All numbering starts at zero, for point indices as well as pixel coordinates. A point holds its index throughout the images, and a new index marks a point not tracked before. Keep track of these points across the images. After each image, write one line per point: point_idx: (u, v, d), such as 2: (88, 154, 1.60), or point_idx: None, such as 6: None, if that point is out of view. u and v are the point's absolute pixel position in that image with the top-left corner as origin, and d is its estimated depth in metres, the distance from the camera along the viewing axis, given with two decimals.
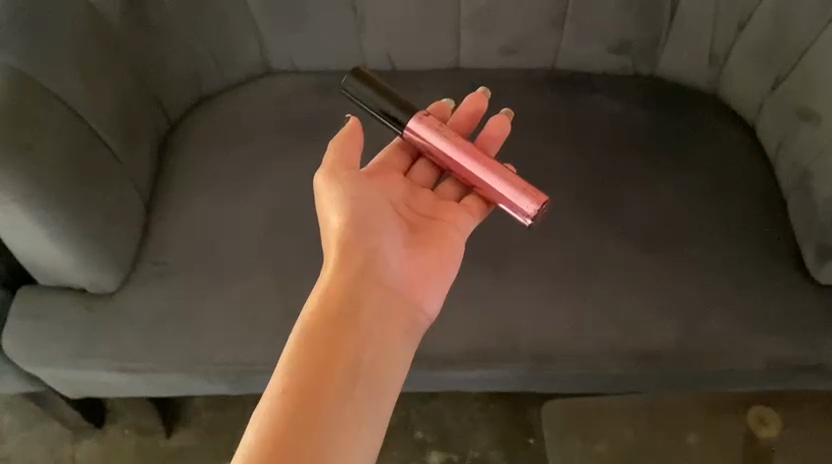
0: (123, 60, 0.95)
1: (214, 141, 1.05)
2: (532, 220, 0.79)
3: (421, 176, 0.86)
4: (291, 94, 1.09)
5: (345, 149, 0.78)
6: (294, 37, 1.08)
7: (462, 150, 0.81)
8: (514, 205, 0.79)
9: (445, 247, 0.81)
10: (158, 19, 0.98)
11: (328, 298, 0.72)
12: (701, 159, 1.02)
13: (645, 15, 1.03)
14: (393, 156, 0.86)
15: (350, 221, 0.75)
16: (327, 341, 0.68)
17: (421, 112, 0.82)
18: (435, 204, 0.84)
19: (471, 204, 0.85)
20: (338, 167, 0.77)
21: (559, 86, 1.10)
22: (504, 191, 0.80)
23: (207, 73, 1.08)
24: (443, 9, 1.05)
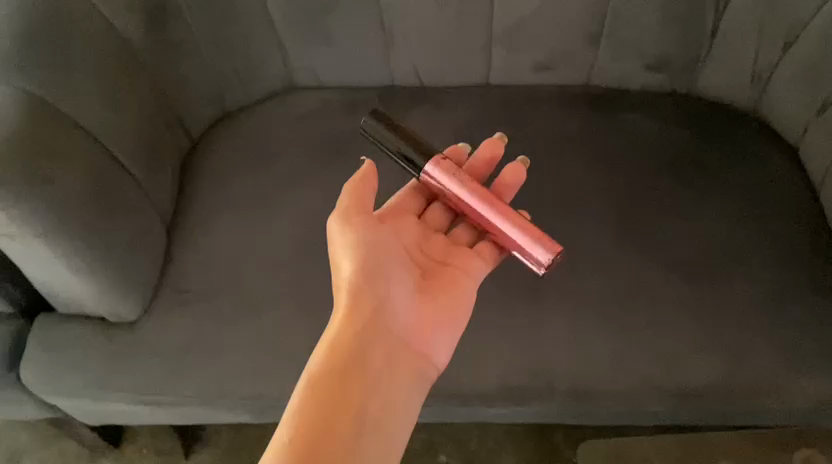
0: (147, 80, 0.91)
1: (236, 161, 1.01)
2: (545, 269, 0.78)
3: (435, 220, 0.87)
4: (316, 112, 1.06)
5: (360, 194, 0.76)
6: (320, 53, 1.04)
7: (478, 196, 0.79)
8: (528, 253, 0.78)
9: (455, 297, 0.81)
10: (180, 36, 0.95)
11: (338, 347, 0.72)
12: (741, 184, 0.98)
13: (687, 32, 0.99)
14: (407, 200, 0.86)
15: (363, 268, 0.75)
16: (338, 391, 0.68)
17: (439, 156, 0.81)
18: (447, 249, 0.84)
19: (484, 250, 0.84)
20: (352, 212, 0.76)
21: (594, 104, 1.06)
22: (516, 239, 0.78)
23: (230, 90, 1.04)
24: (475, 24, 1.00)
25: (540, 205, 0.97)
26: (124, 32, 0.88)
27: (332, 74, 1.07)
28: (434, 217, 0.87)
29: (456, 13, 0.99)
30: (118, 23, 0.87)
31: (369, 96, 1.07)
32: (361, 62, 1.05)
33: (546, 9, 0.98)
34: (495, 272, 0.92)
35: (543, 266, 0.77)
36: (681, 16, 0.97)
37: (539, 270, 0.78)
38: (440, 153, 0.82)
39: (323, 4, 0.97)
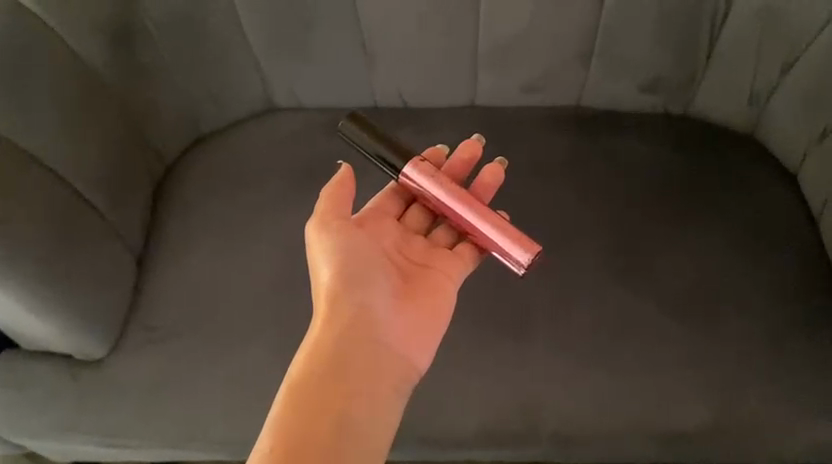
0: (114, 107, 0.87)
1: (211, 187, 0.97)
2: (525, 270, 0.76)
3: (415, 221, 0.82)
4: (295, 135, 1.01)
5: (337, 197, 0.75)
6: (299, 74, 0.99)
7: (456, 197, 0.77)
8: (507, 254, 0.75)
9: (439, 298, 0.78)
10: (150, 60, 0.90)
11: (316, 353, 0.71)
12: (734, 210, 0.94)
13: (682, 54, 0.94)
14: (385, 200, 0.81)
15: (340, 274, 0.73)
16: (315, 398, 0.68)
17: (416, 157, 0.78)
18: (428, 251, 0.80)
19: (465, 252, 0.81)
20: (329, 217, 0.74)
21: (584, 126, 1.02)
22: (495, 239, 0.76)
23: (205, 113, 1.00)
24: (461, 45, 0.96)
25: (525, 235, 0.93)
26: (87, 58, 0.84)
27: (312, 95, 1.02)
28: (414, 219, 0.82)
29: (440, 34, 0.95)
30: (80, 49, 0.83)
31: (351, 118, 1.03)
32: (342, 83, 1.01)
33: (533, 29, 0.93)
34: (478, 309, 0.89)
35: (522, 267, 0.75)
36: (675, 36, 0.93)
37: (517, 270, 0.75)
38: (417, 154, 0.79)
39: (301, 24, 0.93)
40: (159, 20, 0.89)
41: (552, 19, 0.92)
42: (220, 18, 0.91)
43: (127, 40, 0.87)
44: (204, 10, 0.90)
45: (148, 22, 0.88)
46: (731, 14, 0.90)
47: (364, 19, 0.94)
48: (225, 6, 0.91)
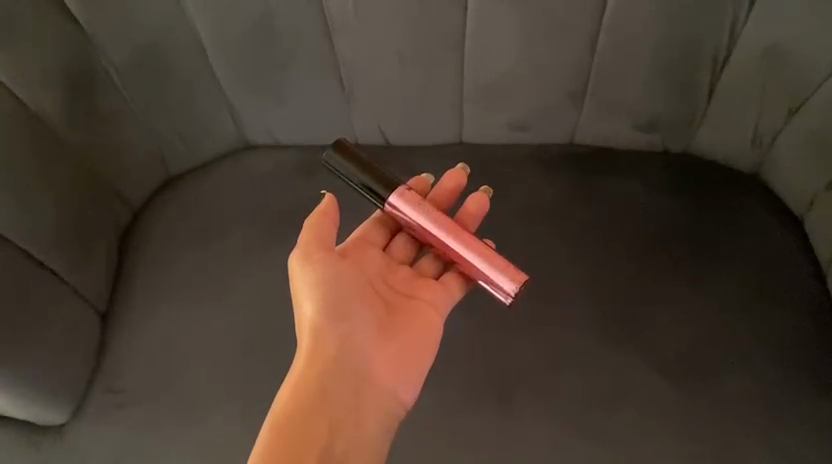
0: (73, 158, 0.82)
1: (181, 234, 0.92)
2: (512, 299, 0.76)
3: (401, 252, 0.83)
4: (270, 177, 0.95)
5: (321, 228, 0.76)
6: (274, 112, 0.93)
7: (442, 226, 0.77)
8: (494, 283, 0.76)
9: (426, 328, 0.79)
10: (112, 105, 0.85)
11: (301, 381, 0.73)
12: (732, 261, 0.89)
13: (680, 92, 0.89)
14: (371, 230, 0.82)
15: (322, 308, 0.74)
16: (300, 424, 0.71)
17: (402, 186, 0.78)
18: (414, 282, 0.81)
19: (452, 281, 0.82)
20: (313, 248, 0.75)
21: (576, 166, 0.96)
22: (481, 268, 0.76)
23: (175, 155, 0.94)
24: (445, 83, 0.91)
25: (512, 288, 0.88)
26: (44, 114, 0.79)
27: (289, 133, 0.97)
28: (400, 250, 0.83)
29: (423, 72, 0.89)
30: (36, 106, 0.78)
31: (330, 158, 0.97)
32: (321, 121, 0.95)
33: (521, 66, 0.88)
34: (465, 370, 0.84)
35: (509, 296, 0.75)
36: (673, 74, 0.87)
37: (505, 299, 0.75)
38: (403, 182, 0.79)
39: (274, 63, 0.88)
40: (121, 64, 0.84)
41: (541, 55, 0.87)
42: (189, 57, 0.86)
43: (87, 90, 0.82)
44: (171, 51, 0.85)
45: (110, 69, 0.84)
46: (733, 52, 0.85)
47: (342, 56, 0.88)
48: (193, 46, 0.85)
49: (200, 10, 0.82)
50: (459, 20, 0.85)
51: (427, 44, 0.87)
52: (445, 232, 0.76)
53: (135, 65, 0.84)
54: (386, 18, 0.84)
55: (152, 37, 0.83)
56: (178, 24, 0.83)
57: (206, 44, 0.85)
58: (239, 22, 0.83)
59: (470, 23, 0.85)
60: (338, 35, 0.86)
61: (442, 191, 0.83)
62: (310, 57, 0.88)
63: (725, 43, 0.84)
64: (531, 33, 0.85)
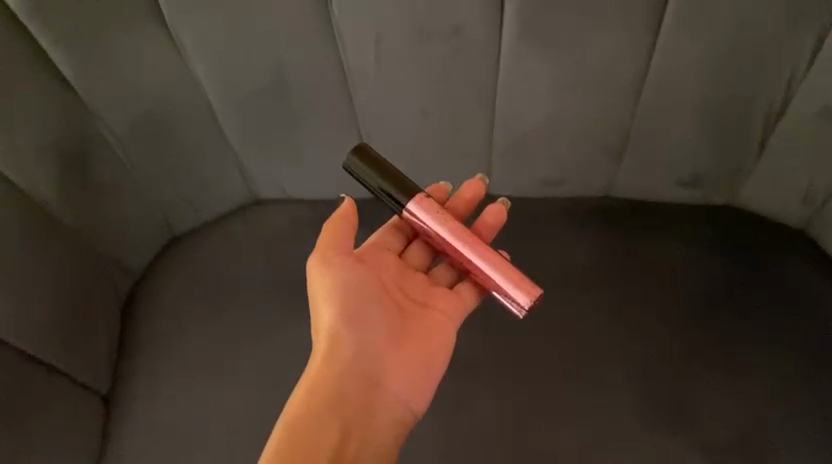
0: (68, 235, 0.76)
1: (188, 302, 0.85)
2: (526, 312, 0.71)
3: (415, 259, 0.78)
4: (283, 237, 0.88)
5: (338, 230, 0.73)
6: (287, 169, 0.86)
7: (456, 235, 0.72)
8: (508, 296, 0.71)
9: (440, 339, 0.74)
10: (111, 173, 0.78)
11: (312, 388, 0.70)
12: (778, 327, 0.83)
13: (727, 148, 0.83)
14: (387, 234, 0.77)
15: (335, 313, 0.71)
16: (307, 433, 0.68)
17: (419, 193, 0.72)
18: (428, 290, 0.76)
19: (466, 291, 0.76)
20: (331, 253, 0.72)
21: (612, 222, 0.91)
22: (496, 279, 0.71)
23: (180, 216, 0.87)
24: (473, 139, 0.83)
25: (546, 361, 0.83)
26: (35, 191, 0.72)
27: (304, 189, 0.89)
28: (415, 259, 0.78)
29: (449, 129, 0.82)
30: (25, 184, 0.72)
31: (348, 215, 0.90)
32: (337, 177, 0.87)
33: (556, 122, 0.82)
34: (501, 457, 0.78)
35: (523, 310, 0.71)
36: (720, 130, 0.81)
37: (517, 312, 0.71)
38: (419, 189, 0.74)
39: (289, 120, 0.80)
40: (120, 130, 0.76)
41: (578, 111, 0.81)
42: (195, 118, 0.79)
43: (80, 160, 0.75)
44: (175, 112, 0.77)
45: (108, 135, 0.77)
46: (787, 110, 0.78)
47: (361, 111, 0.81)
48: (199, 105, 0.78)
49: (208, 68, 0.75)
50: (489, 79, 0.78)
51: (454, 101, 0.79)
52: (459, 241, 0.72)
53: (135, 130, 0.77)
54: (412, 74, 0.77)
55: (154, 99, 0.76)
56: (182, 83, 0.76)
57: (213, 102, 0.78)
58: (252, 80, 0.76)
59: (502, 79, 0.78)
60: (357, 90, 0.79)
61: (459, 199, 0.78)
62: (328, 114, 0.81)
63: (779, 100, 0.78)
64: (568, 88, 0.78)
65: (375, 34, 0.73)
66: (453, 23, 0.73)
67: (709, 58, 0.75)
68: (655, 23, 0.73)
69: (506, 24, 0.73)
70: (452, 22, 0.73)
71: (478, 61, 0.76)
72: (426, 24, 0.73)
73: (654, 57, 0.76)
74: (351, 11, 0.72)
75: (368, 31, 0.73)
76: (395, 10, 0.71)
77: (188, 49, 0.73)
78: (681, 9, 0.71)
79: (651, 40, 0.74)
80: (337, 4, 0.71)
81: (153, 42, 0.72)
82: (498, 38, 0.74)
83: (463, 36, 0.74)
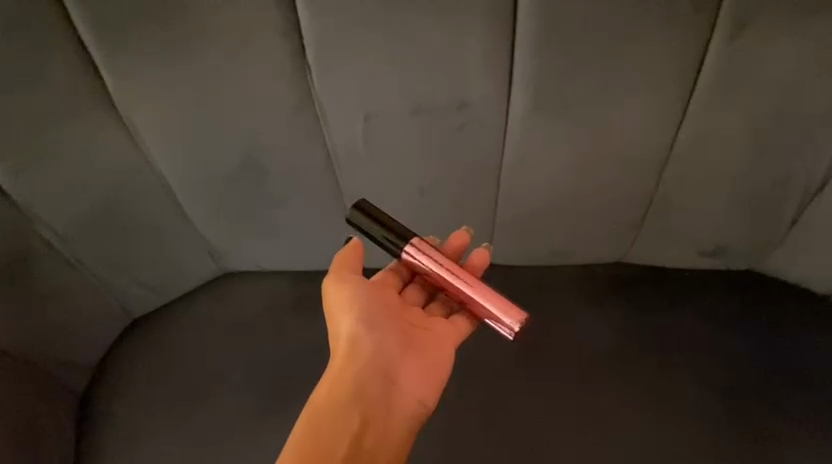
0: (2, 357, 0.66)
1: (150, 400, 0.74)
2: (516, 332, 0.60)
3: (414, 297, 0.67)
4: (259, 319, 0.78)
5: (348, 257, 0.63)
6: (259, 244, 0.75)
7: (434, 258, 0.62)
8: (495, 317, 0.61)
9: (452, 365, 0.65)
10: (52, 279, 0.69)
11: (328, 404, 0.61)
12: (816, 413, 0.74)
13: (756, 218, 0.74)
14: (385, 272, 0.66)
15: (351, 330, 0.61)
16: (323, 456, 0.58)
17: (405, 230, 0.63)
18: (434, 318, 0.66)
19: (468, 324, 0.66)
20: (345, 273, 0.62)
21: (624, 291, 0.82)
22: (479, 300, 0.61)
23: (141, 301, 0.77)
24: (476, 217, 0.74)
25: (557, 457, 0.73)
26: None
27: (279, 264, 0.79)
28: (414, 297, 0.68)
29: (449, 207, 0.72)
30: None
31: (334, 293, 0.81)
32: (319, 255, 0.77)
33: (568, 197, 0.72)
34: None
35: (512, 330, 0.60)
36: (750, 204, 0.72)
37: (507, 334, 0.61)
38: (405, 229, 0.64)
39: (261, 202, 0.71)
40: (64, 229, 0.67)
41: (592, 185, 0.71)
42: (154, 201, 0.69)
43: (15, 271, 0.66)
44: (132, 199, 0.68)
45: (50, 237, 0.67)
46: (829, 184, 0.69)
47: (347, 191, 0.71)
48: (157, 190, 0.68)
49: (165, 148, 0.65)
50: (495, 154, 0.68)
51: (455, 179, 0.70)
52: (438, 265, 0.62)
53: (86, 225, 0.67)
54: (406, 150, 0.67)
55: (109, 186, 0.66)
56: (135, 168, 0.66)
57: (171, 185, 0.68)
58: (219, 162, 0.66)
59: (507, 157, 0.68)
60: (344, 171, 0.69)
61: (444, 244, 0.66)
62: (307, 194, 0.71)
63: (820, 174, 0.69)
64: (582, 165, 0.69)
65: (364, 111, 0.64)
66: (456, 94, 0.63)
67: (744, 131, 0.66)
68: (684, 94, 0.64)
69: (514, 93, 0.63)
70: (455, 96, 0.63)
71: (485, 135, 0.66)
72: (425, 98, 0.63)
73: (682, 131, 0.67)
74: (335, 83, 0.62)
75: (356, 108, 0.64)
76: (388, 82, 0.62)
77: (136, 122, 0.63)
78: (714, 75, 0.62)
79: (680, 110, 0.65)
80: (319, 73, 0.62)
81: (97, 123, 0.62)
82: (504, 112, 0.65)
83: (467, 110, 0.64)
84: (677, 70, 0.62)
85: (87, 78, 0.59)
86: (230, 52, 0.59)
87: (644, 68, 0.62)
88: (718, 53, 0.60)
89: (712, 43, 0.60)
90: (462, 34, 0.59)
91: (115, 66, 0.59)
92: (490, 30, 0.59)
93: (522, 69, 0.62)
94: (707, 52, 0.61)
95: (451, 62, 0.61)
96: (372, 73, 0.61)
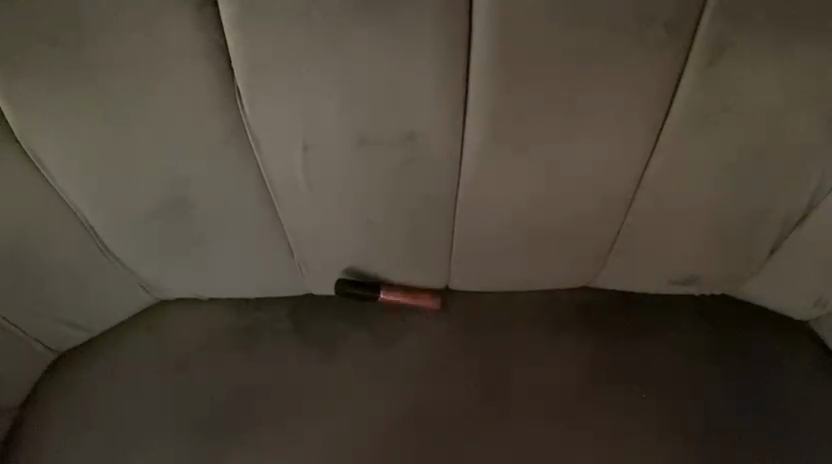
0: None
1: (78, 449, 0.70)
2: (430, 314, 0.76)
3: None
4: (197, 354, 0.74)
5: None
6: (195, 274, 0.69)
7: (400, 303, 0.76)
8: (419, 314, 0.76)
9: None
10: None
11: None
12: (783, 448, 0.71)
13: (731, 249, 0.69)
14: None
15: None
16: None
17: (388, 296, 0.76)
18: None
19: None
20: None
21: (592, 322, 0.77)
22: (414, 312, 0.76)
23: (69, 336, 0.72)
24: (429, 250, 0.69)
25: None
26: None
27: (216, 294, 0.73)
28: None
29: (400, 240, 0.67)
30: None
31: (280, 324, 0.76)
32: (262, 285, 0.72)
33: (528, 229, 0.67)
34: None
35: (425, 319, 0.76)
36: (726, 236, 0.67)
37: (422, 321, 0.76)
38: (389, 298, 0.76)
39: (193, 237, 0.65)
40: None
41: (555, 217, 0.65)
42: (72, 238, 0.63)
43: None
44: (47, 239, 0.62)
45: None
46: (810, 217, 0.65)
47: (288, 223, 0.65)
48: (75, 227, 0.63)
49: (74, 176, 0.58)
50: (449, 184, 0.62)
51: (407, 211, 0.64)
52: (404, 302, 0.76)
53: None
54: (351, 181, 0.61)
55: (18, 223, 0.60)
56: (49, 209, 0.60)
57: (92, 222, 0.63)
58: (143, 198, 0.61)
59: (463, 189, 0.63)
60: (283, 203, 0.63)
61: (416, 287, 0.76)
62: (243, 227, 0.64)
63: (801, 207, 0.64)
64: (542, 197, 0.63)
65: (303, 141, 0.57)
66: (404, 124, 0.57)
67: (720, 164, 0.61)
68: (656, 123, 0.58)
69: (468, 123, 0.57)
70: (403, 125, 0.57)
71: (438, 167, 0.60)
72: (369, 128, 0.57)
73: (652, 162, 0.61)
74: (269, 111, 0.55)
75: (293, 138, 0.57)
76: (329, 112, 0.55)
77: (37, 150, 0.56)
78: (690, 107, 0.57)
79: (652, 141, 0.59)
80: (250, 101, 0.55)
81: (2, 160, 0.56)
82: (459, 143, 0.59)
83: (418, 140, 0.58)
84: (648, 101, 0.56)
85: None
86: (149, 80, 0.53)
87: (613, 99, 0.56)
88: (692, 81, 0.55)
89: (688, 71, 0.54)
90: (410, 62, 0.53)
91: (16, 100, 0.53)
92: (443, 57, 0.53)
93: (478, 99, 0.56)
94: (682, 79, 0.55)
95: (398, 91, 0.54)
96: (311, 102, 0.55)
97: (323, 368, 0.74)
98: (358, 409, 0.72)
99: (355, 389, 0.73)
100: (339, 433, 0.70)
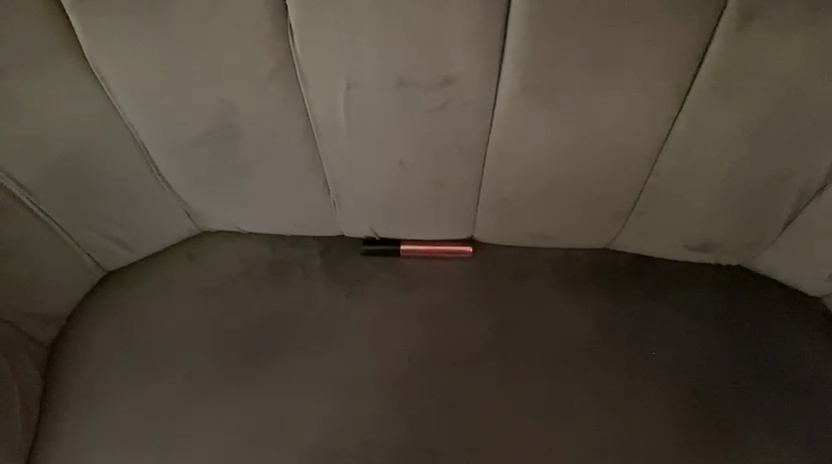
0: None
1: (119, 357, 0.75)
2: (455, 258, 0.81)
3: None
4: (232, 281, 0.79)
5: None
6: (235, 204, 0.74)
7: (424, 248, 0.81)
8: (445, 260, 0.81)
9: None
10: (24, 226, 0.69)
11: None
12: (780, 410, 0.73)
13: (748, 216, 0.71)
14: None
15: None
16: None
17: (411, 243, 0.81)
18: None
19: None
20: None
21: (608, 281, 0.80)
22: (441, 255, 0.81)
23: (117, 255, 0.77)
24: (457, 195, 0.72)
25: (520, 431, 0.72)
26: None
27: (253, 225, 0.77)
28: None
29: (429, 184, 0.71)
30: None
31: (313, 261, 0.81)
32: (296, 220, 0.76)
33: (553, 180, 0.70)
34: None
35: (451, 263, 0.81)
36: (744, 202, 0.70)
37: (449, 265, 0.81)
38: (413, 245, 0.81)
39: (236, 166, 0.69)
40: (33, 188, 0.67)
41: (579, 171, 0.69)
42: (125, 157, 0.68)
43: None
44: (103, 156, 0.67)
45: (15, 190, 0.67)
46: (828, 188, 0.67)
47: (327, 159, 0.69)
48: (131, 148, 0.68)
49: (134, 99, 0.64)
50: (481, 132, 0.66)
51: (438, 155, 0.68)
52: (430, 246, 0.81)
53: (54, 183, 0.68)
54: (387, 122, 0.65)
55: (83, 141, 0.66)
56: (106, 127, 0.66)
57: (145, 144, 0.68)
58: (193, 125, 0.65)
59: (493, 137, 0.66)
60: (323, 138, 0.67)
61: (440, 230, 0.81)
62: (284, 160, 0.69)
63: (819, 178, 0.66)
64: (568, 150, 0.67)
65: (346, 80, 0.61)
66: (441, 69, 0.60)
67: (742, 129, 0.63)
68: (682, 85, 0.61)
69: (503, 73, 0.61)
70: (441, 71, 0.60)
71: (470, 114, 0.64)
72: (408, 72, 0.60)
73: (677, 122, 0.64)
74: (317, 50, 0.59)
75: (337, 76, 0.61)
76: (371, 52, 0.59)
77: (105, 74, 0.62)
78: (716, 71, 0.59)
79: (677, 101, 0.62)
80: (300, 37, 0.59)
81: (71, 79, 0.62)
82: (491, 91, 0.62)
83: (453, 86, 0.61)
84: (676, 62, 0.59)
85: (60, 37, 0.59)
86: (208, 11, 0.57)
87: (641, 58, 0.59)
88: (721, 43, 0.57)
89: (717, 34, 0.57)
90: (450, 10, 0.56)
91: (85, 22, 0.58)
92: (481, 7, 0.56)
93: (513, 50, 0.59)
94: (711, 42, 0.57)
95: (438, 38, 0.58)
96: (356, 42, 0.58)
97: (349, 303, 0.78)
98: (379, 342, 0.76)
99: (378, 325, 0.77)
100: (359, 363, 0.75)
